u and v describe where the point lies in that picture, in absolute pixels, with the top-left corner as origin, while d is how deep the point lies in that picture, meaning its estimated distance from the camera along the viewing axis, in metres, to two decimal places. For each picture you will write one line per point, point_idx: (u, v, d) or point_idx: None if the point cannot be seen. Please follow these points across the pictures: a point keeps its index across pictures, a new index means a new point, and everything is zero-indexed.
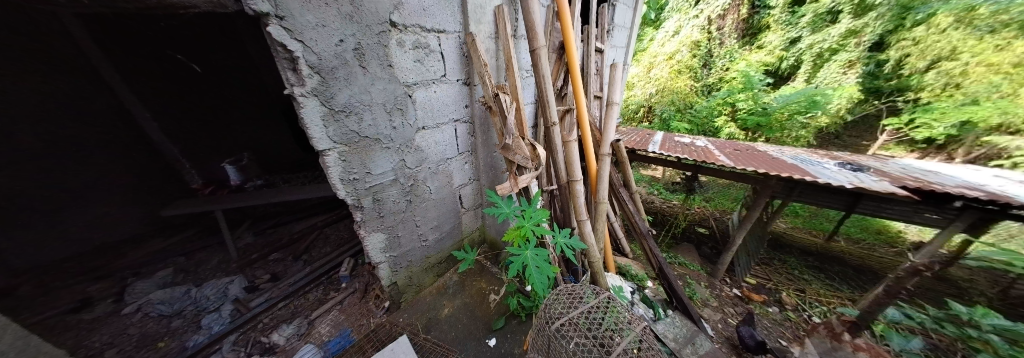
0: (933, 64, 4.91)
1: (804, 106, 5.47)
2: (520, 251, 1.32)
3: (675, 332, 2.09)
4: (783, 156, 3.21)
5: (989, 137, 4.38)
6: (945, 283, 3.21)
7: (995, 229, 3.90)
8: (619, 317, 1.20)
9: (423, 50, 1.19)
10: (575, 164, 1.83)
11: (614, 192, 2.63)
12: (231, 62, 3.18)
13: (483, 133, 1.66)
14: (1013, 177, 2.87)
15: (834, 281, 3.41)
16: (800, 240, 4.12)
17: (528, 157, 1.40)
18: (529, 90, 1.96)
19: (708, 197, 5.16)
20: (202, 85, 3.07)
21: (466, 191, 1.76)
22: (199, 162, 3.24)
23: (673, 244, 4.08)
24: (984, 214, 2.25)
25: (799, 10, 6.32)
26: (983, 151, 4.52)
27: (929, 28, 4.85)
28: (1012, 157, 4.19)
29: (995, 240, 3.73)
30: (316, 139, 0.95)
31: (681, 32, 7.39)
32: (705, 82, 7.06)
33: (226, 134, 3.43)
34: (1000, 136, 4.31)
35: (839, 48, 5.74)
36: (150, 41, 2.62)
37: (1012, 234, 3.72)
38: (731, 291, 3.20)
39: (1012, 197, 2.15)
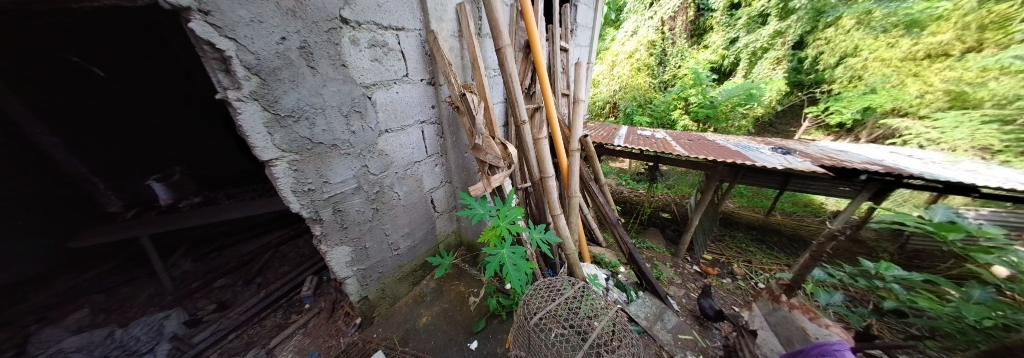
0: (840, 60, 5.82)
1: (743, 99, 6.26)
2: (497, 250, 1.32)
3: (646, 310, 2.26)
4: (728, 144, 3.60)
5: (884, 119, 5.22)
6: (857, 244, 3.89)
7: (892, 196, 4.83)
8: (594, 304, 1.28)
9: (381, 48, 1.12)
10: (546, 160, 1.88)
11: (585, 185, 2.76)
12: (151, 65, 2.70)
13: (452, 134, 1.63)
14: (902, 153, 3.51)
15: (773, 250, 3.93)
16: (745, 217, 4.69)
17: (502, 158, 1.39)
18: (498, 90, 1.96)
19: (668, 184, 5.60)
20: (115, 90, 2.57)
21: (439, 194, 1.72)
22: (118, 181, 2.74)
23: (641, 229, 4.37)
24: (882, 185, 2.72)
25: (736, 13, 7.08)
26: (881, 132, 5.41)
27: (837, 29, 5.76)
28: (903, 136, 5.03)
29: (894, 204, 4.60)
30: (259, 148, 0.85)
31: (639, 32, 7.80)
32: (661, 79, 7.63)
33: (150, 147, 2.93)
34: (894, 118, 5.13)
35: (769, 46, 6.59)
36: (55, 46, 2.04)
37: (905, 199, 4.61)
38: (691, 268, 3.52)
39: (902, 169, 2.63)
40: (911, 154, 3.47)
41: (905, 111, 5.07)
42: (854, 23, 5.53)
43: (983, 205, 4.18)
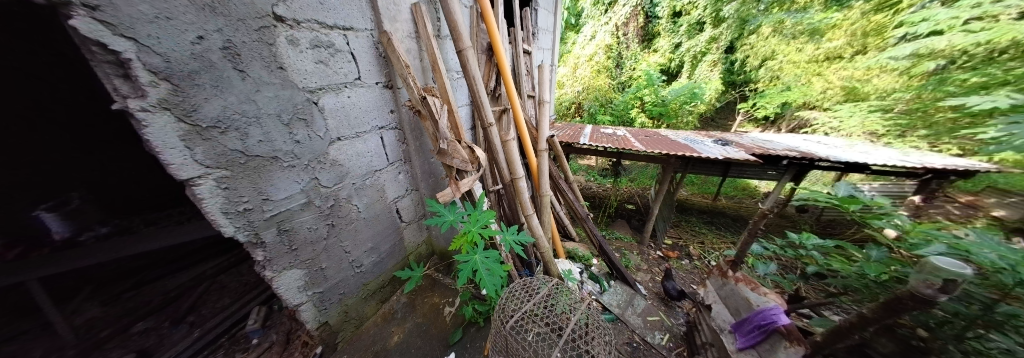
0: (762, 63, 6.61)
1: (688, 98, 7.01)
2: (469, 256, 1.28)
3: (617, 298, 2.39)
4: (678, 138, 4.00)
5: (798, 112, 6.21)
6: (785, 219, 4.59)
7: (809, 177, 5.76)
8: (570, 297, 1.32)
9: (326, 49, 1.03)
10: (515, 162, 1.89)
11: (555, 183, 2.85)
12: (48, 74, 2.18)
13: (414, 139, 1.56)
14: (812, 140, 4.20)
15: (721, 230, 4.45)
16: (696, 203, 5.25)
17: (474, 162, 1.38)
18: (462, 93, 1.93)
19: (631, 177, 6.02)
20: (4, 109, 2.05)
21: (406, 203, 1.63)
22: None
23: (609, 221, 4.62)
24: (799, 167, 3.24)
25: (678, 21, 7.89)
26: (797, 122, 6.44)
27: (757, 37, 6.54)
28: (814, 127, 5.75)
29: (810, 182, 5.51)
30: (175, 166, 0.72)
31: (597, 36, 8.22)
32: (619, 80, 8.17)
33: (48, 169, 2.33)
34: (806, 111, 5.88)
35: (706, 51, 7.47)
36: None
37: (818, 178, 5.56)
38: (655, 253, 3.81)
39: (812, 154, 3.15)
40: (817, 140, 4.18)
41: (816, 104, 5.82)
42: (771, 31, 6.30)
43: (868, 180, 5.19)
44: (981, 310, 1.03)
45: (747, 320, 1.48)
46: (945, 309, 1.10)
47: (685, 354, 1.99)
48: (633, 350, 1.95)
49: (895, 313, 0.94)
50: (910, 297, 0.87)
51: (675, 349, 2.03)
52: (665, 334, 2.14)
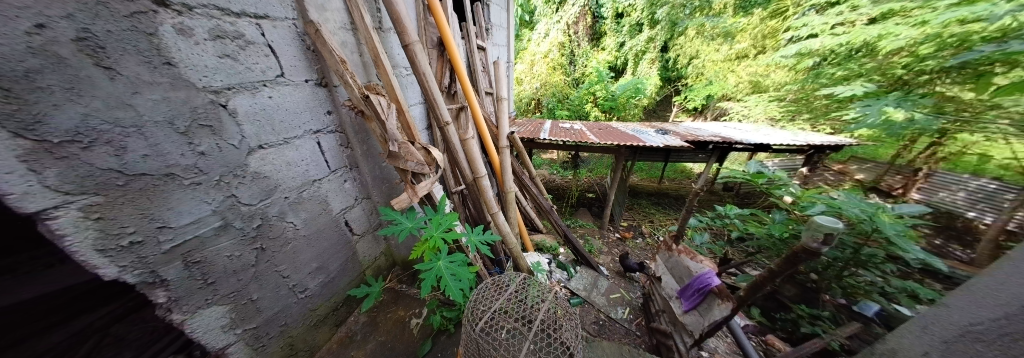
0: (690, 61, 7.55)
1: (632, 93, 7.71)
2: (432, 263, 1.22)
3: (583, 282, 2.55)
4: (627, 130, 4.37)
5: (719, 103, 7.28)
6: (713, 194, 5.41)
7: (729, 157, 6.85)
8: (538, 288, 1.36)
9: (233, 41, 0.86)
10: (477, 160, 1.86)
11: (519, 179, 2.91)
12: None
13: (360, 143, 1.43)
14: (729, 126, 4.98)
15: (666, 209, 5.05)
16: (645, 187, 5.84)
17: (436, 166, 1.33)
18: (414, 91, 1.83)
19: (590, 168, 6.43)
20: None
21: (357, 213, 1.49)
22: None
23: (573, 211, 4.89)
24: (722, 150, 3.81)
25: (621, 21, 8.57)
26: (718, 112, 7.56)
27: (685, 38, 7.43)
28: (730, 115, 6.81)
29: (730, 162, 6.56)
30: (18, 197, 0.53)
31: (550, 34, 8.43)
32: (573, 77, 8.57)
33: None
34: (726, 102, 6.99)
35: (646, 50, 8.25)
36: None
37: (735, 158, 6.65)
38: (614, 236, 4.16)
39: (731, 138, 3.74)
40: (733, 126, 4.96)
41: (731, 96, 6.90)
42: (694, 33, 7.18)
43: (768, 157, 6.41)
44: (852, 253, 1.85)
45: (688, 286, 1.70)
46: (834, 256, 1.91)
47: (643, 323, 2.21)
48: (601, 328, 2.11)
49: (794, 265, 1.17)
50: (804, 251, 1.10)
51: (635, 320, 2.25)
52: (625, 309, 2.36)
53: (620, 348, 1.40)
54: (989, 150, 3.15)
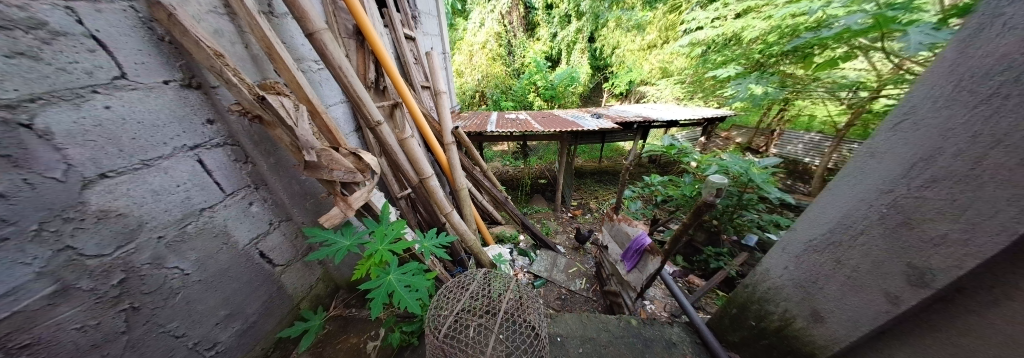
0: (613, 50, 8.39)
1: (568, 81, 8.22)
2: (381, 279, 1.12)
3: (544, 264, 2.71)
4: (567, 117, 4.68)
5: (639, 87, 8.35)
6: (642, 167, 6.29)
7: (650, 133, 8.02)
8: (500, 279, 1.37)
9: (28, 30, 0.60)
10: (421, 161, 1.76)
11: (470, 174, 2.89)
12: None
13: (263, 155, 1.18)
14: (648, 107, 5.80)
15: (607, 184, 5.68)
16: (588, 167, 6.43)
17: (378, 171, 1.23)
18: (332, 89, 1.60)
19: (539, 155, 6.72)
20: None
21: (272, 240, 1.25)
22: None
23: (528, 198, 5.08)
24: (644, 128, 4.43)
25: (551, 12, 8.94)
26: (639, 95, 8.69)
27: (607, 30, 8.19)
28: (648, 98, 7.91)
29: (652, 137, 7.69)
30: None
31: (485, 24, 8.16)
32: (513, 68, 8.64)
33: None
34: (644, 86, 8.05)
35: (576, 40, 8.82)
36: None
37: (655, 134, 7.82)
38: (567, 215, 4.50)
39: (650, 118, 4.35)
40: (650, 107, 5.80)
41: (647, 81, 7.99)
42: (614, 25, 7.93)
43: (678, 130, 7.74)
44: (737, 199, 2.39)
45: (628, 248, 1.94)
46: (725, 204, 2.45)
47: (597, 288, 2.48)
48: (564, 302, 2.30)
49: (699, 215, 1.46)
50: (705, 205, 1.38)
51: (591, 288, 2.50)
52: (582, 280, 2.61)
53: (580, 316, 1.54)
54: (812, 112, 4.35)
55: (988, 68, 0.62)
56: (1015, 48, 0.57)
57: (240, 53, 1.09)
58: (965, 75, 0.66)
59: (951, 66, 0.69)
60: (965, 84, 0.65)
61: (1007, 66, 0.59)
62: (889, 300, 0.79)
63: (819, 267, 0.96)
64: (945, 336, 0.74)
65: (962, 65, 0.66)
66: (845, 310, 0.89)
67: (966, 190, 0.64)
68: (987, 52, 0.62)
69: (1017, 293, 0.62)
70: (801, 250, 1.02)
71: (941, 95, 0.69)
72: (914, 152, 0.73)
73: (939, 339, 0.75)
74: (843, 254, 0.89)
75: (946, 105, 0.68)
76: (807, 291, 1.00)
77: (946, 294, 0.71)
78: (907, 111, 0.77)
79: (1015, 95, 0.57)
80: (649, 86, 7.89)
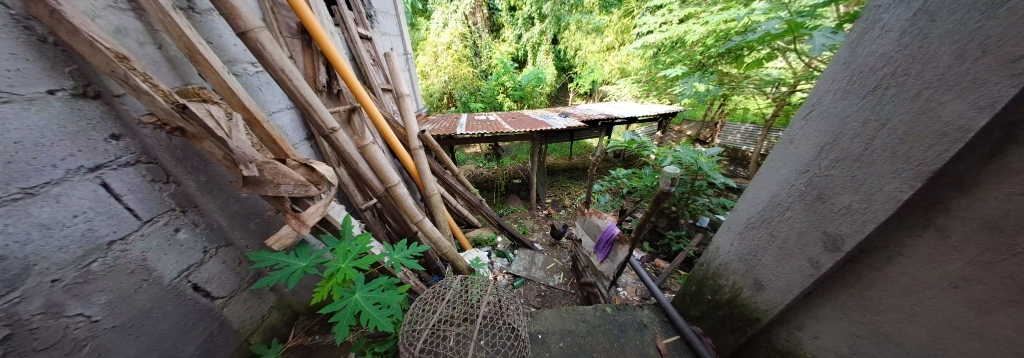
0: (576, 52, 8.76)
1: (535, 82, 8.39)
2: (345, 299, 1.03)
3: (522, 263, 2.73)
4: (536, 116, 4.77)
5: (601, 87, 8.84)
6: (609, 161, 6.66)
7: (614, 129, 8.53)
8: (475, 283, 1.35)
9: None
10: (386, 168, 1.67)
11: (441, 178, 2.81)
12: None
13: (189, 173, 1.01)
14: (610, 105, 6.15)
15: (578, 180, 5.91)
16: (560, 165, 6.63)
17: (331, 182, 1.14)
18: (275, 94, 1.45)
19: (512, 155, 6.76)
20: None
21: (208, 270, 1.08)
22: None
23: (503, 199, 5.09)
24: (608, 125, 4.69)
25: (514, 15, 9.04)
26: (602, 94, 9.21)
27: (569, 32, 8.52)
28: (610, 96, 8.41)
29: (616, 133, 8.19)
30: None
31: (448, 24, 7.95)
32: (481, 69, 8.58)
33: None
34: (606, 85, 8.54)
35: (540, 42, 9.03)
36: None
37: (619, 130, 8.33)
38: (542, 212, 4.59)
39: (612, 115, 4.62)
40: (612, 105, 6.17)
41: (609, 81, 8.49)
42: (575, 28, 8.29)
43: (637, 126, 8.36)
44: (690, 185, 2.64)
45: (600, 239, 2.03)
46: (681, 191, 2.69)
47: (575, 281, 2.57)
48: (544, 299, 2.34)
49: (659, 203, 1.58)
50: (663, 193, 1.50)
51: (568, 281, 2.58)
52: (560, 274, 2.68)
53: (559, 311, 1.57)
54: (746, 106, 4.98)
55: (872, 65, 0.75)
56: (891, 49, 0.70)
57: (152, 55, 0.93)
58: (855, 71, 0.79)
59: (844, 64, 0.83)
60: (856, 78, 0.79)
61: (886, 63, 0.71)
62: (813, 264, 0.91)
63: (758, 242, 1.09)
64: (858, 290, 0.86)
65: (853, 62, 0.80)
66: (779, 277, 1.02)
67: (859, 167, 0.77)
68: (871, 52, 0.75)
69: (904, 251, 0.75)
70: (743, 227, 1.16)
71: (840, 88, 0.83)
72: (823, 137, 0.86)
73: (853, 293, 0.87)
74: (776, 228, 1.02)
75: (843, 96, 0.82)
76: (751, 264, 1.13)
77: (855, 256, 0.83)
78: (816, 102, 0.91)
79: (891, 87, 0.70)
80: (611, 86, 8.38)
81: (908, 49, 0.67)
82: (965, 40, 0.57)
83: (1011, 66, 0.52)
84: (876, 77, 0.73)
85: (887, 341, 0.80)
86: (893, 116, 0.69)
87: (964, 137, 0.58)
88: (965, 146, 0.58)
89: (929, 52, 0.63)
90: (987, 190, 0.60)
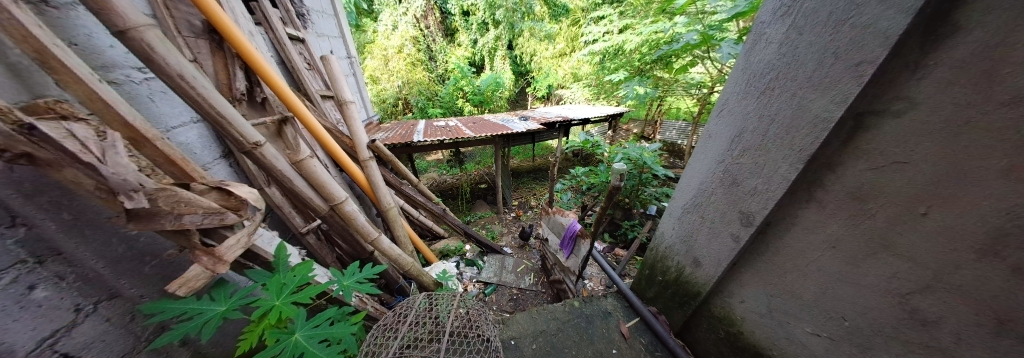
0: (531, 57, 9.07)
1: (494, 86, 8.45)
2: (282, 342, 0.88)
3: (492, 270, 2.69)
4: (496, 121, 4.77)
5: (557, 90, 9.31)
6: (570, 161, 7.03)
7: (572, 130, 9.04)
8: (440, 300, 1.28)
9: None
10: (329, 185, 1.50)
11: (398, 190, 2.64)
12: None
13: (42, 210, 0.76)
14: (566, 108, 6.49)
15: (542, 181, 6.10)
16: (524, 167, 6.77)
17: (256, 203, 1.00)
18: (174, 105, 1.20)
19: (476, 160, 6.68)
20: None
21: (83, 334, 0.83)
22: None
23: (470, 205, 4.98)
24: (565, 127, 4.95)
25: (468, 19, 9.00)
26: (559, 97, 9.70)
27: (523, 38, 8.79)
28: (565, 99, 8.89)
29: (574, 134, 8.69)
30: None
31: (398, 27, 7.58)
32: (437, 73, 8.34)
33: None
34: (561, 89, 9.01)
35: (496, 47, 9.14)
36: None
37: None
38: (510, 215, 4.61)
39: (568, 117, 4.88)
40: (568, 108, 6.52)
41: (563, 85, 8.97)
42: (529, 34, 8.61)
43: (592, 126, 8.99)
44: (639, 179, 2.92)
45: (564, 236, 2.11)
46: (632, 184, 2.95)
47: (545, 279, 2.62)
48: (515, 302, 2.34)
49: (612, 196, 1.71)
50: (614, 187, 1.62)
51: (539, 281, 2.62)
52: (531, 275, 2.70)
53: (530, 313, 1.58)
54: (678, 106, 5.71)
55: (762, 70, 0.91)
56: (775, 57, 0.86)
57: None
58: (751, 76, 0.97)
59: (743, 70, 1.00)
60: (752, 82, 0.96)
61: (772, 69, 0.88)
62: (733, 239, 1.06)
63: (694, 225, 1.24)
64: (766, 257, 1.02)
65: (748, 68, 0.97)
66: (710, 253, 1.18)
67: (760, 154, 0.93)
68: (761, 59, 0.92)
69: (795, 220, 0.90)
70: (681, 212, 1.31)
71: (740, 90, 1.01)
72: (732, 131, 1.03)
73: (763, 260, 1.03)
74: (705, 211, 1.18)
75: (743, 97, 0.99)
76: (689, 244, 1.28)
77: (763, 229, 0.99)
78: (724, 103, 1.08)
79: (777, 88, 0.86)
80: (565, 89, 8.87)
81: (786, 57, 0.83)
82: (822, 51, 0.73)
83: (857, 69, 0.66)
84: (766, 80, 0.90)
85: (789, 296, 0.96)
86: (780, 112, 0.85)
87: (829, 127, 0.73)
88: (829, 134, 0.74)
89: (800, 60, 0.78)
90: (849, 168, 0.74)
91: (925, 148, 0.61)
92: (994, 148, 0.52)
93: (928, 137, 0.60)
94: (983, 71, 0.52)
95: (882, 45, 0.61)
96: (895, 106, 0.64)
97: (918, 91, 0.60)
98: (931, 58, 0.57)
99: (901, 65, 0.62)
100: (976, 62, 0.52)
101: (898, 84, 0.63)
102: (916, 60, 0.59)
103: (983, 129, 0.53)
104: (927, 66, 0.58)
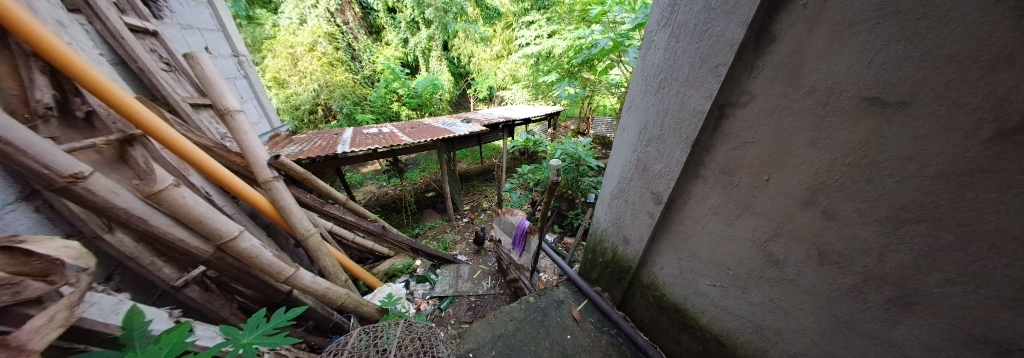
0: (469, 58, 8.96)
1: (432, 88, 8.04)
2: None
3: (445, 282, 2.54)
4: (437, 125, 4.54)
5: (498, 92, 9.44)
6: (517, 160, 7.21)
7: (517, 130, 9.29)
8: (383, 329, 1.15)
9: None
10: (213, 218, 1.19)
11: (322, 212, 2.27)
12: None
13: None
14: (508, 109, 6.62)
15: (493, 182, 6.09)
16: (473, 170, 6.65)
17: (82, 261, 0.78)
18: None
19: (420, 168, 6.25)
20: None
21: None
22: None
23: (417, 217, 4.63)
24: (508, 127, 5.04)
25: (395, 17, 8.33)
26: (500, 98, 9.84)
27: (458, 39, 8.59)
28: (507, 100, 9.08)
29: None
30: None
31: (307, 21, 6.48)
32: (364, 75, 7.47)
33: None
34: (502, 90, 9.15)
35: (430, 47, 8.71)
36: None
37: None
38: (462, 221, 4.46)
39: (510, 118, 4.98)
40: (510, 108, 6.67)
41: (503, 86, 9.13)
42: (464, 35, 8.47)
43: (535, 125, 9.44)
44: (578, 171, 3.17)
45: (515, 235, 2.13)
46: (573, 177, 3.19)
47: (502, 281, 2.61)
48: (473, 311, 2.26)
49: (553, 191, 1.81)
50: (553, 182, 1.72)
51: (497, 283, 2.60)
52: (488, 279, 2.66)
53: (487, 319, 1.54)
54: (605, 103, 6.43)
55: (655, 72, 1.09)
56: (662, 61, 1.04)
57: None
58: (648, 76, 1.14)
59: (642, 72, 1.18)
60: (649, 82, 1.13)
61: (662, 71, 1.05)
62: (650, 215, 1.24)
63: (620, 208, 1.41)
64: (673, 227, 1.22)
65: (645, 70, 1.15)
66: (635, 230, 1.35)
67: (660, 143, 1.11)
68: (654, 62, 1.09)
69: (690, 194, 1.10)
70: (610, 198, 1.48)
71: (641, 88, 1.18)
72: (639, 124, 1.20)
73: (671, 230, 1.23)
74: (627, 195, 1.35)
75: (644, 95, 1.16)
76: (619, 225, 1.45)
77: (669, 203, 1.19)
78: (631, 100, 1.25)
79: (666, 87, 1.03)
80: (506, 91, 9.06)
81: (670, 61, 1.00)
82: (693, 56, 0.91)
83: (715, 71, 0.85)
84: (658, 80, 1.07)
85: (692, 257, 1.17)
86: (670, 106, 1.03)
87: (703, 117, 0.91)
88: (703, 123, 0.93)
89: (679, 63, 0.96)
90: (720, 149, 0.94)
91: (762, 129, 0.81)
92: (799, 125, 0.72)
93: (761, 121, 0.80)
94: (790, 71, 0.71)
95: (730, 51, 0.79)
96: (743, 98, 0.83)
97: (756, 86, 0.79)
98: (761, 61, 0.77)
99: (744, 67, 0.81)
100: (785, 63, 0.72)
101: (743, 81, 0.82)
102: (753, 63, 0.79)
103: (795, 112, 0.72)
104: (760, 67, 0.77)
